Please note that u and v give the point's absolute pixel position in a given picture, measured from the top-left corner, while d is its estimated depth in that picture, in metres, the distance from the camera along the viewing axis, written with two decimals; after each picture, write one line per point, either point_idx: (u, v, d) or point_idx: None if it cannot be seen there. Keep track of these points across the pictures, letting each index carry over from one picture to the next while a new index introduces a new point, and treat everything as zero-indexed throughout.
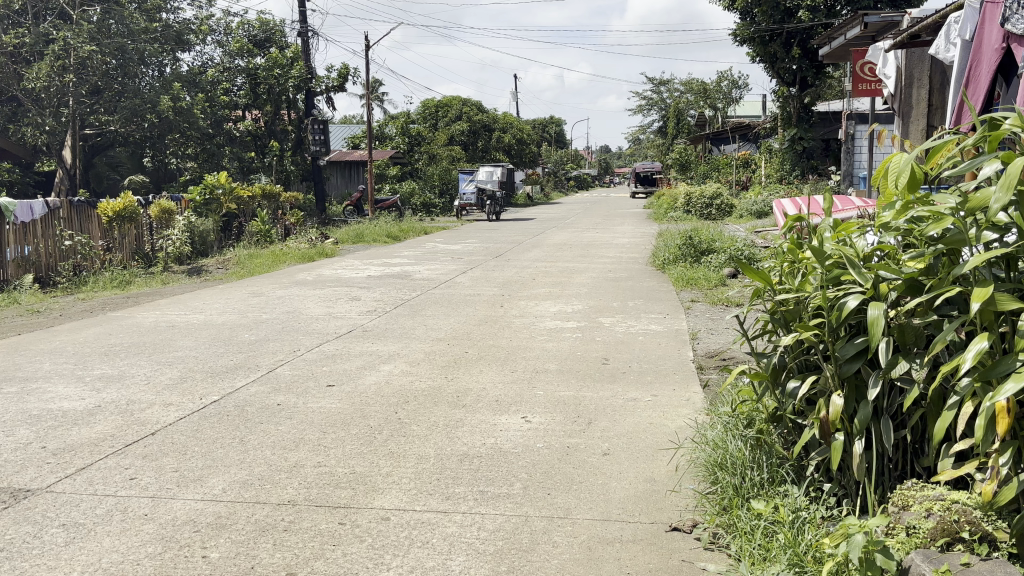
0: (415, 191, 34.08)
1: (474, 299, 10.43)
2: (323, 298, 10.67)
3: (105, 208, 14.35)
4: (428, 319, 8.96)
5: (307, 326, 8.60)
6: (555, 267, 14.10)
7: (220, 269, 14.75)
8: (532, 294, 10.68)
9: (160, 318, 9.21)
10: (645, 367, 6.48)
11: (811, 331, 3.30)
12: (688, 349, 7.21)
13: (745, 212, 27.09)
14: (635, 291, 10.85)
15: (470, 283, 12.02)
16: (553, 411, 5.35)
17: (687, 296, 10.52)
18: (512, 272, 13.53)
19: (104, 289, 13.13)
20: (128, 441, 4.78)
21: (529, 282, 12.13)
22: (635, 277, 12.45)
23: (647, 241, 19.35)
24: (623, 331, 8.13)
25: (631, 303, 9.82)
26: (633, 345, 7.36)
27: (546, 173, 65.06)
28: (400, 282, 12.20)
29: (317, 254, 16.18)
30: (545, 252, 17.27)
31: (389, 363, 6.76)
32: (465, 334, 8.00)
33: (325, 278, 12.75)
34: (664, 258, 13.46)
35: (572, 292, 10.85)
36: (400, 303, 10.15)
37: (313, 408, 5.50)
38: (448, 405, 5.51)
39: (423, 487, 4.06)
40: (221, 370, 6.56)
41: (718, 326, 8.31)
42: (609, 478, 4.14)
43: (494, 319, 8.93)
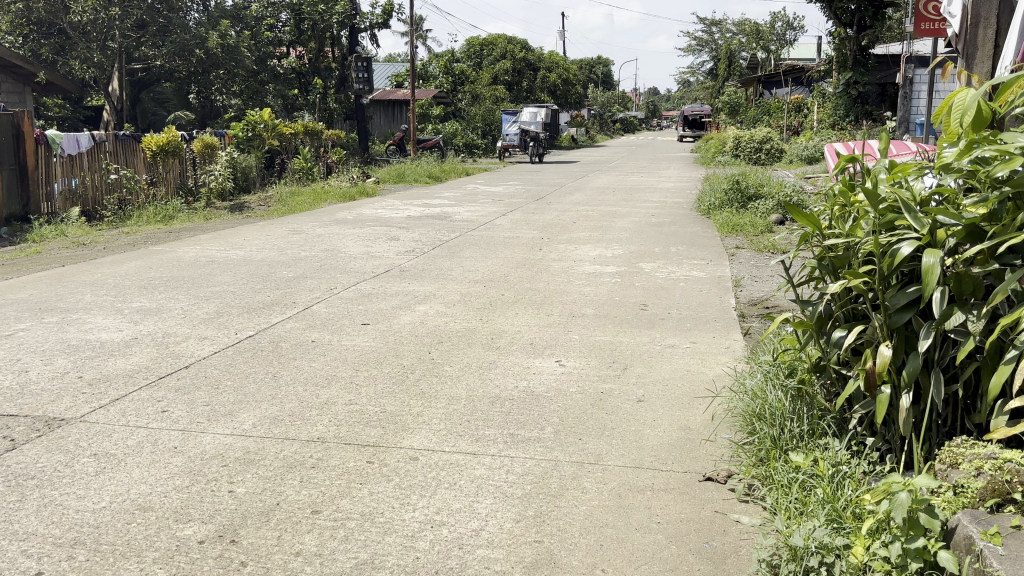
0: (458, 132, 33.78)
1: (513, 241, 10.31)
2: (362, 236, 10.64)
3: (149, 143, 14.42)
4: (466, 260, 8.87)
5: (344, 264, 8.59)
6: (597, 211, 13.88)
7: (262, 205, 14.81)
8: (572, 238, 10.52)
9: (201, 253, 9.26)
10: (684, 314, 6.34)
11: (859, 279, 3.12)
12: (730, 296, 7.04)
13: (795, 158, 26.38)
14: (678, 237, 10.63)
15: (510, 225, 11.90)
16: (588, 355, 5.26)
17: (733, 242, 10.27)
18: (553, 215, 13.37)
19: (149, 223, 13.27)
20: (161, 374, 4.80)
21: (569, 225, 11.96)
22: (679, 222, 12.21)
23: (692, 186, 18.97)
24: (664, 277, 7.96)
25: (673, 248, 9.62)
26: (673, 291, 7.20)
27: (591, 115, 64.05)
28: (440, 223, 12.12)
29: (359, 194, 16.14)
30: (587, 195, 17.02)
31: (425, 303, 6.71)
32: (503, 276, 7.90)
33: (366, 217, 12.71)
34: (710, 203, 13.16)
35: (613, 236, 10.67)
36: (439, 243, 10.07)
37: (346, 346, 5.47)
38: (483, 347, 5.44)
39: (453, 428, 4.01)
40: (257, 306, 6.56)
41: (763, 274, 8.09)
42: (644, 425, 4.04)
43: (532, 261, 8.82)
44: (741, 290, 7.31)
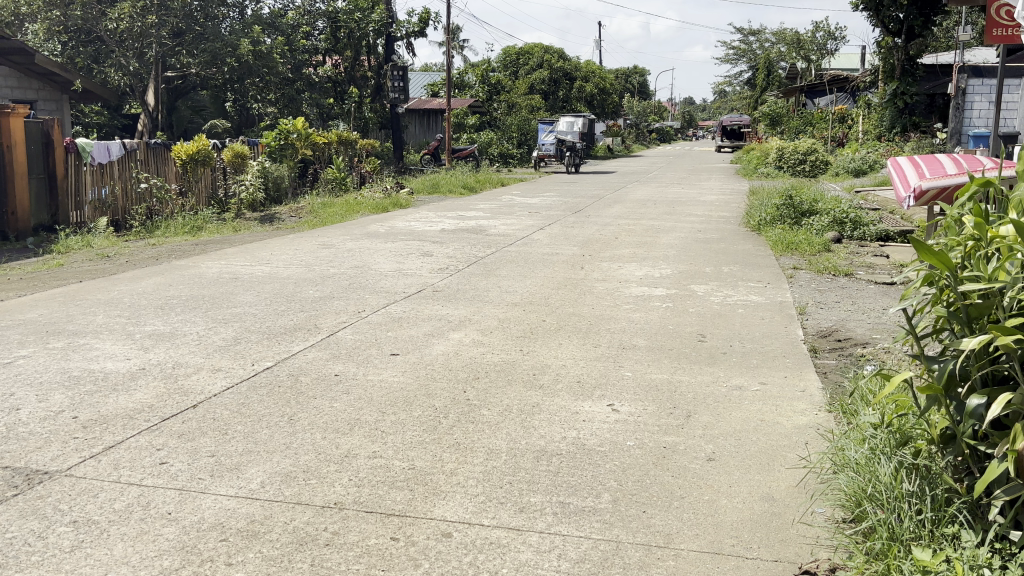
0: (493, 141, 33.33)
1: (552, 258, 9.72)
2: (394, 252, 10.10)
3: (179, 152, 14.05)
4: (503, 280, 8.29)
5: (374, 282, 8.06)
6: (639, 226, 13.25)
7: (292, 216, 14.40)
8: (616, 256, 9.90)
9: (224, 269, 8.79)
10: (748, 347, 5.70)
11: (1010, 335, 2.47)
12: (796, 326, 6.38)
13: (841, 170, 25.51)
14: (729, 256, 9.96)
15: (549, 240, 11.31)
16: (644, 398, 4.65)
17: (790, 263, 9.57)
18: (594, 229, 12.77)
19: (176, 235, 12.88)
20: (165, 415, 4.27)
21: (612, 241, 11.33)
22: (729, 238, 11.54)
23: (736, 200, 18.24)
24: (719, 302, 7.30)
25: (725, 269, 8.95)
26: (732, 320, 6.55)
27: (627, 125, 63.36)
28: (475, 237, 11.57)
29: (392, 205, 15.66)
30: (627, 208, 16.36)
31: (460, 330, 6.14)
32: (543, 299, 7.31)
33: (398, 231, 12.20)
34: (761, 218, 12.43)
35: (659, 254, 10.02)
36: (474, 261, 9.50)
37: (372, 382, 4.90)
38: (523, 384, 4.85)
39: (492, 494, 3.42)
40: (277, 331, 6.03)
41: (828, 301, 7.41)
42: (720, 496, 3.44)
43: (574, 282, 8.22)
44: (807, 321, 6.63)
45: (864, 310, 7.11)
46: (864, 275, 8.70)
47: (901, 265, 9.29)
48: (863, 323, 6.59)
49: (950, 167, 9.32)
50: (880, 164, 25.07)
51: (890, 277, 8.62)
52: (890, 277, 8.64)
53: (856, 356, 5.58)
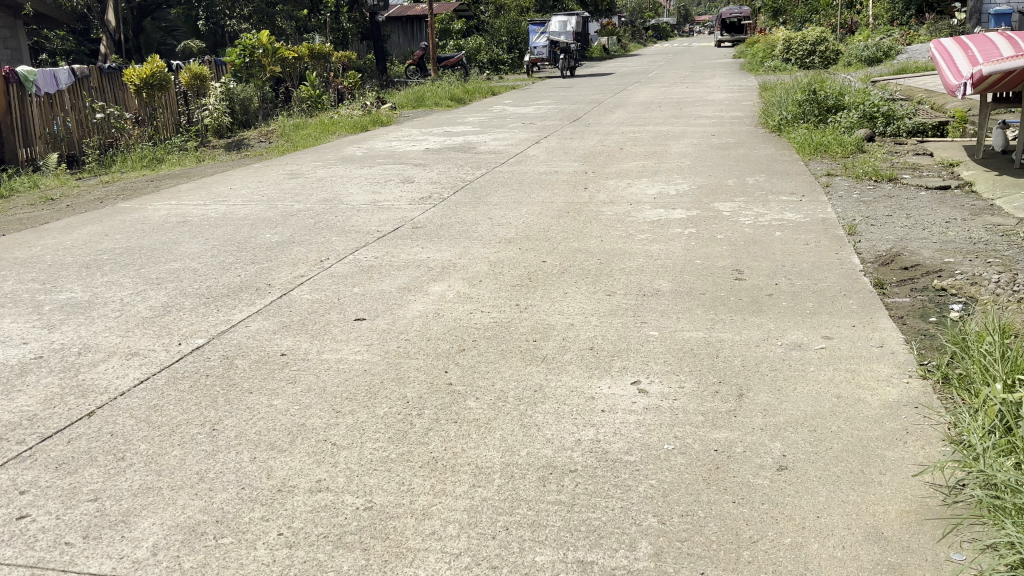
0: (482, 47, 31.52)
1: (550, 178, 8.54)
2: (370, 179, 8.91)
3: (130, 76, 12.51)
4: (495, 209, 7.15)
5: (345, 220, 6.92)
6: (645, 133, 11.98)
7: (262, 141, 13.11)
8: (623, 171, 8.71)
9: (173, 211, 7.63)
10: (799, 287, 4.59)
11: None
12: (850, 251, 5.27)
13: (853, 59, 23.88)
14: (750, 163, 8.77)
15: (546, 156, 10.10)
16: (679, 370, 3.57)
17: (821, 168, 8.38)
18: (594, 139, 11.54)
19: (134, 170, 11.62)
20: (46, 434, 3.20)
21: (616, 153, 10.11)
22: (747, 142, 10.32)
23: (747, 97, 16.83)
24: (750, 224, 6.17)
25: (750, 182, 7.78)
26: (770, 248, 5.43)
27: (620, 24, 60.80)
28: (463, 157, 10.36)
29: (371, 123, 14.33)
30: (629, 113, 15.02)
31: (442, 279, 5.04)
32: (542, 233, 6.19)
33: (378, 153, 10.98)
34: (781, 117, 11.15)
35: (671, 167, 8.84)
36: (461, 185, 8.34)
37: (327, 363, 3.82)
38: (521, 358, 3.77)
39: (484, 551, 2.39)
40: (219, 294, 4.94)
41: (878, 216, 6.27)
42: (810, 539, 2.38)
43: (577, 206, 7.07)
44: (858, 243, 5.51)
45: (923, 224, 5.97)
46: (910, 179, 7.54)
47: (950, 163, 8.10)
48: (926, 242, 5.46)
49: (1004, 49, 8.02)
50: (895, 51, 23.42)
51: (940, 179, 7.45)
52: (940, 179, 7.47)
53: (932, 290, 4.47)
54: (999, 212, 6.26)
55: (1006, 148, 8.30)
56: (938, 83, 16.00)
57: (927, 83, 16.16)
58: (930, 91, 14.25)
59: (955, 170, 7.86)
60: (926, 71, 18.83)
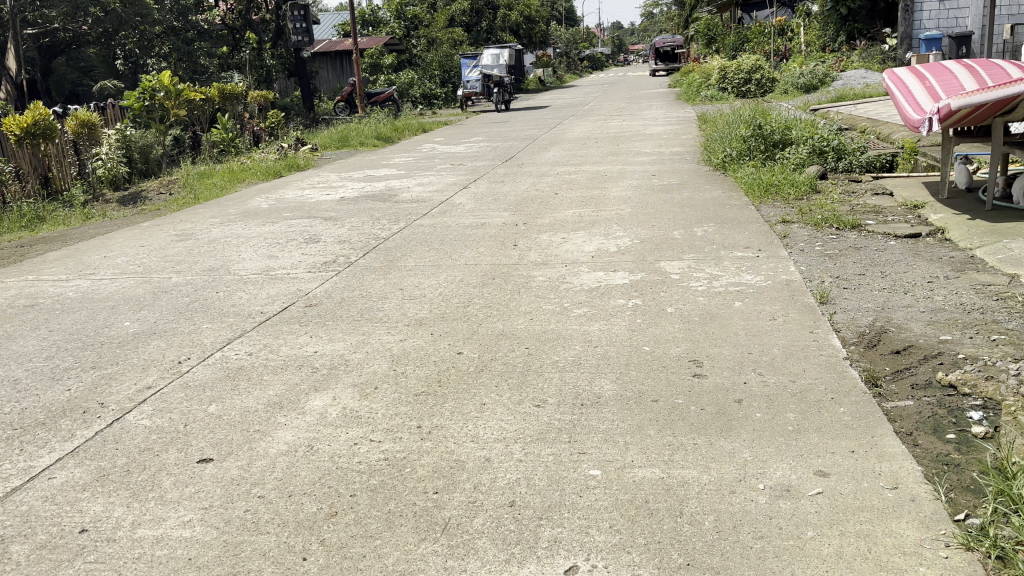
0: (414, 82, 30.66)
1: (476, 232, 7.56)
2: (270, 239, 7.79)
3: (9, 126, 10.81)
4: (408, 274, 6.12)
5: (227, 297, 5.81)
6: (581, 174, 11.10)
7: (161, 194, 11.81)
8: (558, 223, 7.77)
9: (25, 290, 6.41)
10: (776, 389, 3.64)
11: None
12: (827, 331, 4.36)
13: (789, 86, 23.58)
14: (696, 210, 7.91)
15: (473, 204, 9.13)
16: (631, 545, 2.56)
17: (775, 212, 7.59)
18: (527, 182, 10.64)
19: (10, 231, 10.11)
20: None
21: (550, 199, 9.20)
22: (691, 183, 9.51)
23: (686, 130, 16.17)
24: (703, 291, 5.26)
25: (698, 233, 6.90)
26: (731, 328, 4.50)
27: (557, 55, 60.66)
28: (381, 207, 9.32)
29: (286, 168, 13.20)
30: (564, 151, 14.18)
31: (327, 386, 3.98)
32: (459, 309, 5.18)
33: (287, 204, 9.86)
34: (725, 154, 10.41)
35: (609, 216, 7.92)
36: (372, 244, 7.29)
37: (140, 547, 2.72)
38: (414, 527, 2.72)
39: None
40: (31, 423, 3.78)
41: (849, 275, 5.43)
42: None
43: (503, 271, 6.08)
44: (834, 316, 4.62)
45: (903, 285, 5.13)
46: (875, 225, 6.76)
47: (914, 204, 7.37)
48: (912, 312, 4.62)
49: (964, 79, 7.34)
50: (829, 78, 23.20)
51: (908, 225, 6.69)
52: (908, 224, 6.71)
53: (937, 387, 3.59)
54: (984, 266, 5.48)
55: (970, 185, 7.64)
56: (879, 111, 15.55)
57: (868, 111, 15.70)
58: (874, 120, 13.71)
59: (921, 213, 7.13)
60: (864, 98, 18.47)
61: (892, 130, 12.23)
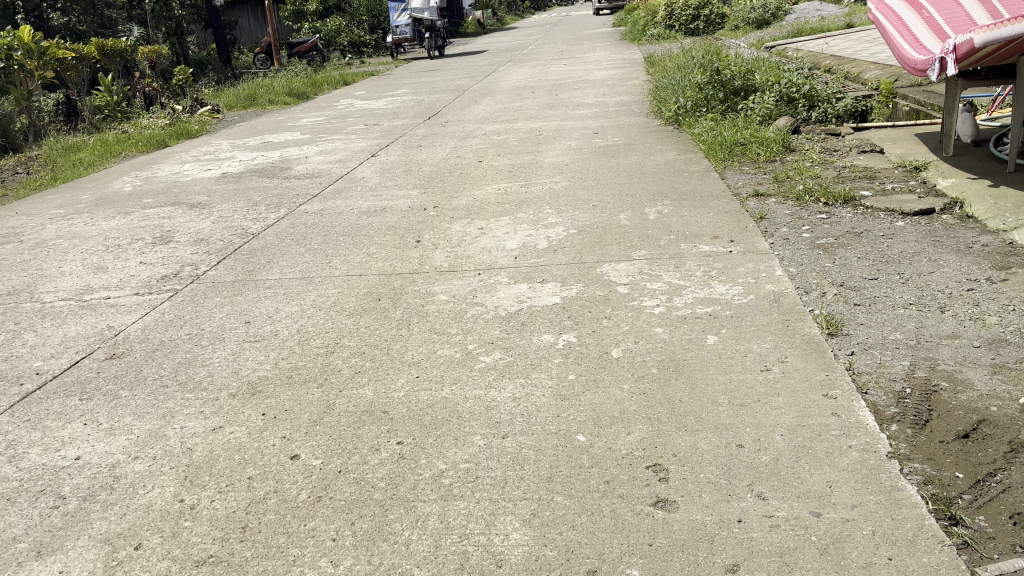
0: (342, 28, 28.50)
1: (375, 221, 5.99)
2: (110, 240, 6.09)
3: None
4: (267, 294, 4.55)
5: (7, 344, 4.15)
6: (512, 133, 9.52)
7: (15, 174, 9.87)
8: (477, 206, 6.23)
9: None
10: (796, 535, 2.19)
11: None
12: (851, 394, 2.91)
13: (741, 22, 22.10)
14: (647, 183, 6.41)
15: (379, 179, 7.51)
16: None
17: (746, 183, 6.14)
18: (448, 146, 9.03)
19: None
20: None
21: (472, 169, 7.63)
22: (641, 144, 8.00)
23: (632, 74, 14.60)
24: (661, 316, 3.78)
25: (650, 218, 5.41)
26: (706, 391, 3.02)
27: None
28: (268, 186, 7.64)
29: (173, 135, 11.35)
30: (496, 104, 12.54)
31: (61, 547, 2.42)
32: (320, 357, 3.64)
33: (154, 186, 8.11)
34: (678, 105, 8.91)
35: (540, 196, 6.39)
36: (236, 245, 5.66)
37: None
38: None
39: None
40: None
41: (858, 281, 3.99)
42: None
43: (395, 284, 4.54)
44: (853, 358, 3.19)
45: (934, 298, 3.71)
46: (874, 198, 5.34)
47: (914, 165, 5.97)
48: (963, 349, 3.20)
49: None
50: (783, 11, 21.82)
51: (915, 197, 5.29)
52: (915, 196, 5.32)
53: None
54: None
55: (976, 137, 6.26)
56: (840, 46, 14.19)
57: (828, 46, 14.33)
58: (838, 58, 12.32)
59: (925, 176, 5.75)
60: (822, 33, 17.10)
61: (861, 69, 10.83)
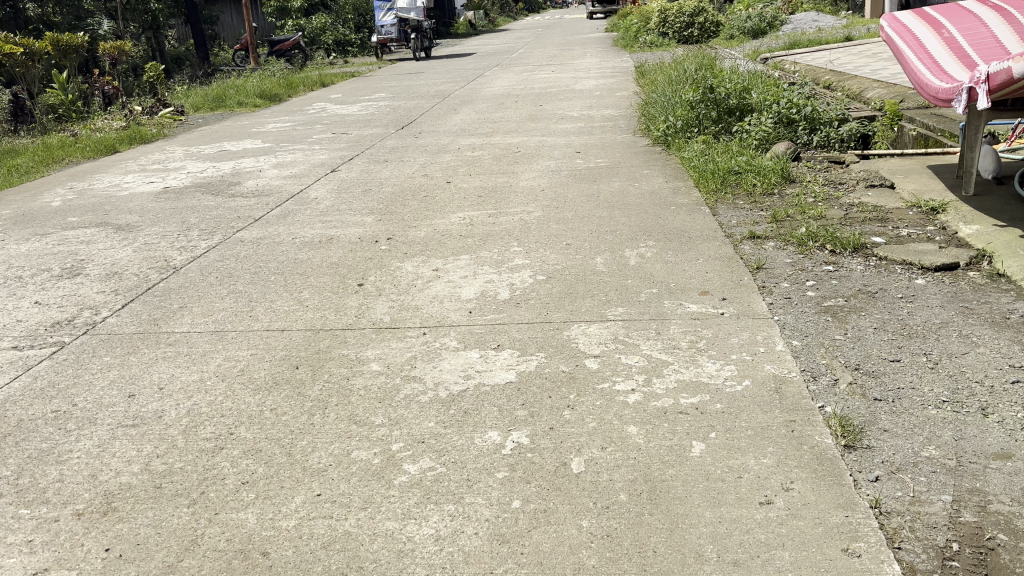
0: (326, 27, 27.69)
1: (317, 255, 5.23)
2: (14, 270, 5.31)
3: None
4: (167, 355, 3.79)
5: None
6: (487, 149, 8.78)
7: None
8: (436, 239, 5.49)
9: None
10: None
11: None
12: (880, 551, 2.19)
13: (736, 31, 21.40)
14: (629, 217, 5.69)
15: (334, 201, 6.75)
16: None
17: (740, 221, 5.44)
18: (416, 162, 8.28)
19: None
20: None
21: (437, 193, 6.89)
22: (626, 168, 7.28)
23: (622, 85, 13.90)
24: (635, 408, 3.05)
25: (631, 265, 4.68)
26: (688, 537, 2.29)
27: None
28: (211, 205, 6.87)
29: (125, 141, 10.56)
30: (475, 113, 11.79)
31: None
32: (206, 455, 2.89)
33: (87, 201, 7.31)
34: (668, 124, 8.22)
35: (509, 229, 5.66)
36: (153, 282, 4.89)
37: None
38: None
39: None
40: None
41: (877, 365, 3.27)
42: None
43: (322, 346, 3.80)
44: (879, 489, 2.46)
45: (972, 393, 3.00)
46: (887, 247, 4.63)
47: (931, 206, 5.27)
48: (1019, 478, 2.48)
49: (993, 23, 5.20)
50: (779, 21, 21.20)
51: (935, 247, 4.59)
52: (935, 245, 4.61)
53: None
54: None
55: (998, 174, 5.54)
56: (838, 60, 13.51)
57: (826, 60, 13.65)
58: (837, 73, 11.64)
59: (945, 220, 5.05)
60: (819, 45, 16.44)
61: (862, 87, 10.14)
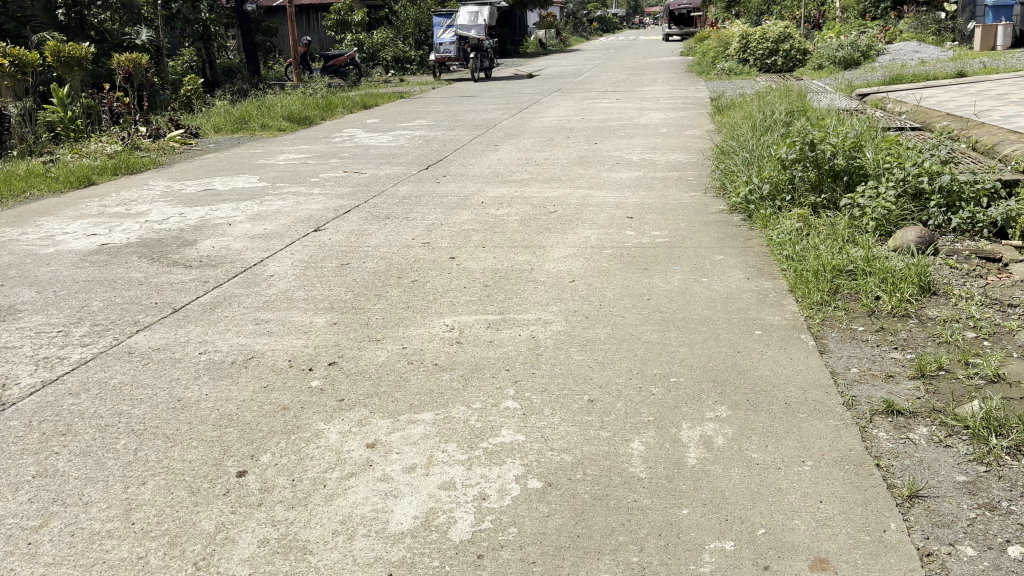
0: (387, 42, 26.30)
1: (212, 393, 3.49)
2: None
3: None
4: None
5: None
6: (517, 205, 6.98)
7: None
8: (397, 371, 3.69)
9: None
10: None
11: None
12: None
13: (826, 60, 19.20)
14: (692, 349, 3.79)
15: (291, 282, 5.03)
16: None
17: (865, 370, 3.51)
18: (423, 222, 6.53)
19: None
20: None
21: (429, 276, 5.12)
22: (692, 251, 5.38)
23: (694, 120, 11.98)
24: None
25: (691, 468, 2.79)
26: None
27: (565, 16, 55.96)
28: (136, 278, 5.22)
29: (105, 170, 9.08)
30: (516, 152, 10.01)
31: None
32: None
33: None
34: (750, 188, 6.29)
35: (510, 357, 3.83)
36: None
37: None
38: None
39: None
40: None
41: None
42: None
43: None
44: None
45: None
46: None
47: None
48: None
49: None
50: (874, 51, 18.96)
51: None
52: None
53: None
54: None
55: None
56: (955, 101, 11.30)
57: (940, 100, 11.47)
58: (959, 118, 9.47)
59: None
60: (924, 81, 14.21)
61: (998, 140, 8.03)
